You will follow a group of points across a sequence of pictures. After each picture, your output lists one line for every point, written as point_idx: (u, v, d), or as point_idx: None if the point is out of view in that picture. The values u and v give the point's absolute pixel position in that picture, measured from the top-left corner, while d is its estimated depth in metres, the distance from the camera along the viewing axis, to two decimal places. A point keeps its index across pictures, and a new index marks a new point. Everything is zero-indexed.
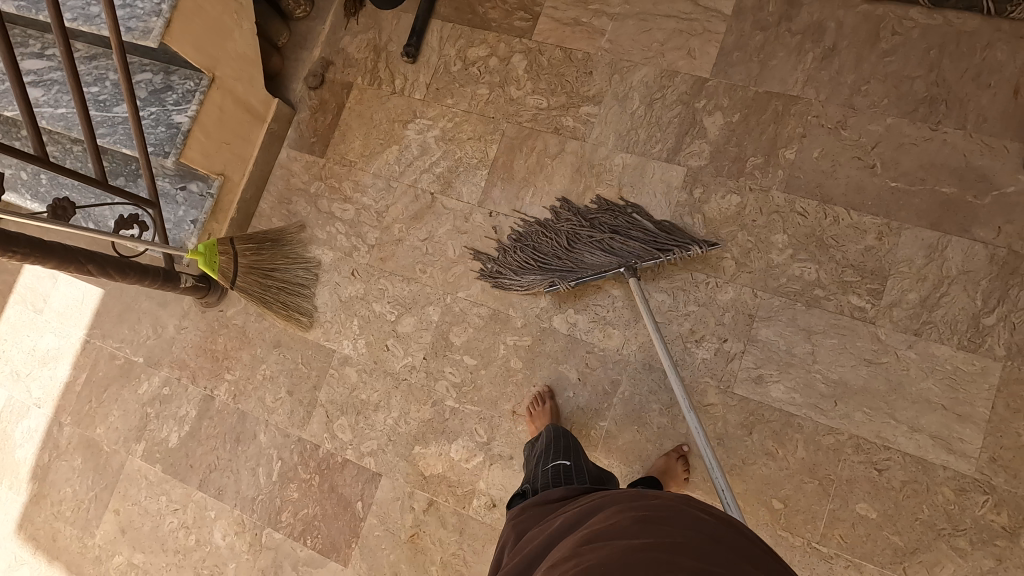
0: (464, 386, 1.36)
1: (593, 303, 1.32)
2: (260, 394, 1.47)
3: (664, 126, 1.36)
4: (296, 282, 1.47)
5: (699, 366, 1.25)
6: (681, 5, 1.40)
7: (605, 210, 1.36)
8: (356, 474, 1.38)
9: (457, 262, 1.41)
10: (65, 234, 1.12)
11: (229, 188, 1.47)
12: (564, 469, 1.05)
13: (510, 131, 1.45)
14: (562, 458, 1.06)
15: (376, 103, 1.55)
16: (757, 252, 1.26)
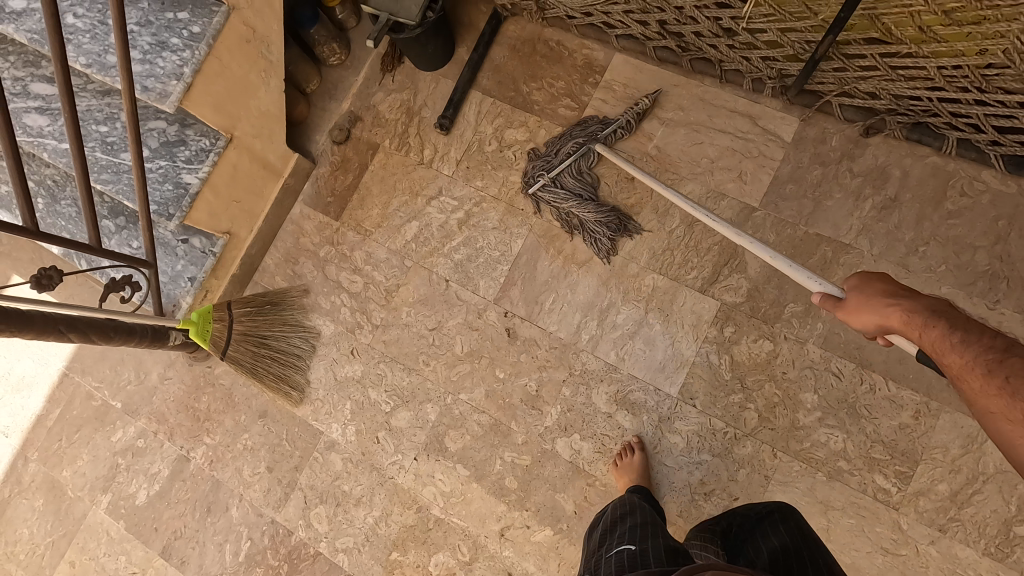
0: (453, 496, 1.28)
1: (601, 432, 1.25)
2: (238, 466, 1.39)
3: (703, 252, 1.28)
4: (290, 352, 1.38)
5: (703, 522, 1.18)
6: (738, 122, 1.32)
7: (627, 332, 1.28)
8: (327, 570, 1.30)
9: (463, 360, 1.33)
10: (50, 312, 1.01)
11: (233, 246, 1.37)
12: (629, 552, 0.89)
13: (538, 227, 1.36)
14: (627, 542, 0.92)
15: (401, 171, 1.46)
16: (783, 408, 1.19)
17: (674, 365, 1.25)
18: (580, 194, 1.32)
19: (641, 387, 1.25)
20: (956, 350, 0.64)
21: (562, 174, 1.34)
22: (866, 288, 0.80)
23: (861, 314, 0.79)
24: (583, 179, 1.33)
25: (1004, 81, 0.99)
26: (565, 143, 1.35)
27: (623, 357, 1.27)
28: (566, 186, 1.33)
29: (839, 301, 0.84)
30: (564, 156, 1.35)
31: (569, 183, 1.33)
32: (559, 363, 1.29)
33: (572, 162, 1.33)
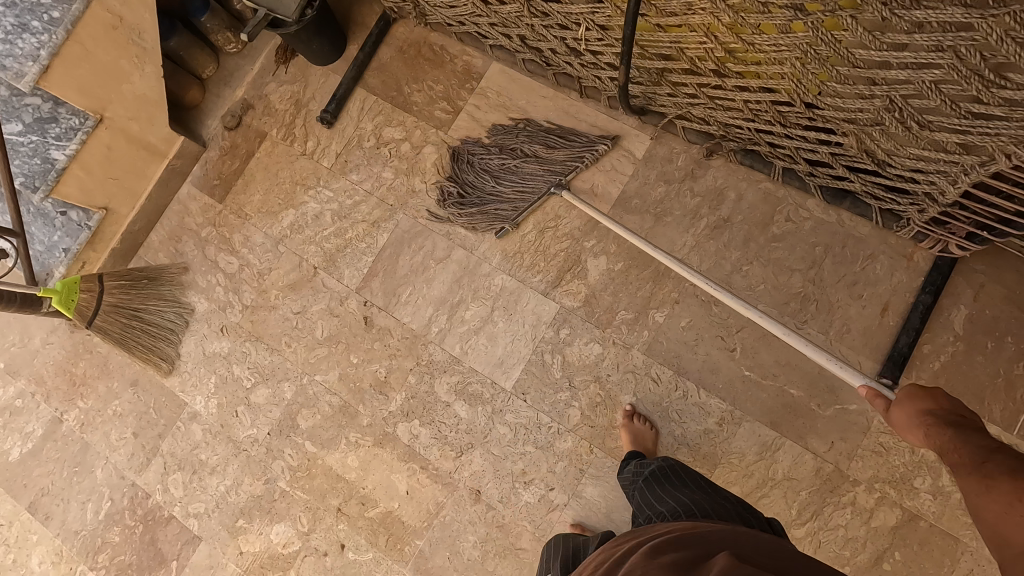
0: (299, 470, 1.36)
1: (439, 420, 1.33)
2: (107, 430, 1.47)
3: (550, 257, 1.36)
4: (162, 326, 1.45)
5: (521, 508, 1.26)
6: (597, 136, 1.38)
7: (473, 327, 1.36)
8: (178, 533, 1.38)
9: (322, 344, 1.41)
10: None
11: (112, 221, 1.43)
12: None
13: (404, 223, 1.44)
14: None
15: (284, 160, 1.52)
16: (604, 408, 1.27)
17: (511, 361, 1.33)
18: (487, 174, 1.40)
19: (479, 379, 1.33)
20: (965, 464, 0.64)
21: (502, 155, 1.40)
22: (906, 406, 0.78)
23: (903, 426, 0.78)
24: (521, 174, 1.38)
25: (796, 117, 1.06)
26: (534, 142, 1.39)
27: (466, 351, 1.35)
28: (478, 161, 1.41)
29: (889, 417, 0.81)
30: (517, 148, 1.40)
31: (524, 171, 1.38)
32: (408, 353, 1.37)
33: (520, 156, 1.39)
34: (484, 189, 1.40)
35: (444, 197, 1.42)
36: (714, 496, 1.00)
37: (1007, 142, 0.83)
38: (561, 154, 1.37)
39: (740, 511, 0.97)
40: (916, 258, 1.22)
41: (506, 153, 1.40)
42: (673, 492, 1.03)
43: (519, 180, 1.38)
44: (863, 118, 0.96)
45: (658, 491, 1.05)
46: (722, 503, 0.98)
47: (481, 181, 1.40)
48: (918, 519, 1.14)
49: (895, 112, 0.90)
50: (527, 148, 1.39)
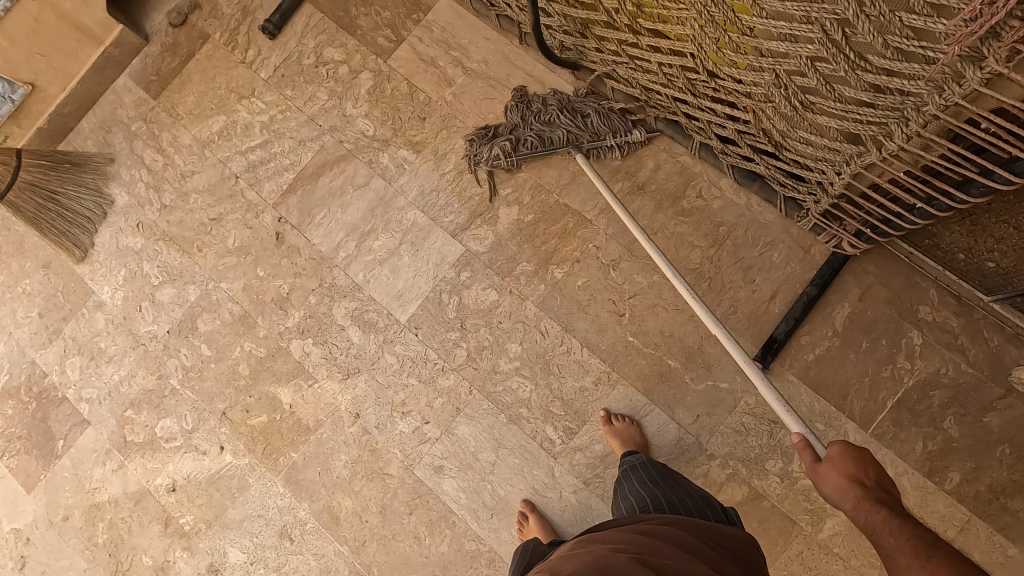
0: (192, 370, 1.39)
1: (332, 342, 1.35)
2: (14, 306, 1.49)
3: (464, 199, 1.36)
4: (78, 213, 1.46)
5: (395, 436, 1.30)
6: (530, 85, 1.37)
7: (378, 257, 1.37)
8: (69, 414, 1.42)
9: (232, 253, 1.42)
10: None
11: (39, 99, 1.41)
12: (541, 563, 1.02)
13: (330, 146, 1.43)
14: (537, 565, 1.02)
15: (222, 66, 1.51)
16: (488, 353, 1.30)
17: (410, 296, 1.34)
18: (534, 123, 1.32)
19: (376, 309, 1.35)
20: (903, 552, 0.70)
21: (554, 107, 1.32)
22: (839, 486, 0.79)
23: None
24: (562, 127, 1.31)
25: (703, 86, 1.06)
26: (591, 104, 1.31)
27: (368, 280, 1.37)
28: (533, 109, 1.33)
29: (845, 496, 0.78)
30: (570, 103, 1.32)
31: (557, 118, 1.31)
32: (312, 274, 1.38)
33: (567, 108, 1.31)
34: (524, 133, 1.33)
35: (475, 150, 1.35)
36: (677, 488, 1.01)
37: (877, 131, 0.84)
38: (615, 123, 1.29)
39: (698, 502, 0.98)
40: (813, 252, 1.23)
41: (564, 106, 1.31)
42: (638, 485, 1.03)
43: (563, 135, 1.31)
44: (758, 94, 0.96)
45: (627, 482, 1.06)
46: (684, 500, 0.98)
47: (525, 127, 1.33)
48: (761, 499, 1.18)
49: (782, 88, 0.90)
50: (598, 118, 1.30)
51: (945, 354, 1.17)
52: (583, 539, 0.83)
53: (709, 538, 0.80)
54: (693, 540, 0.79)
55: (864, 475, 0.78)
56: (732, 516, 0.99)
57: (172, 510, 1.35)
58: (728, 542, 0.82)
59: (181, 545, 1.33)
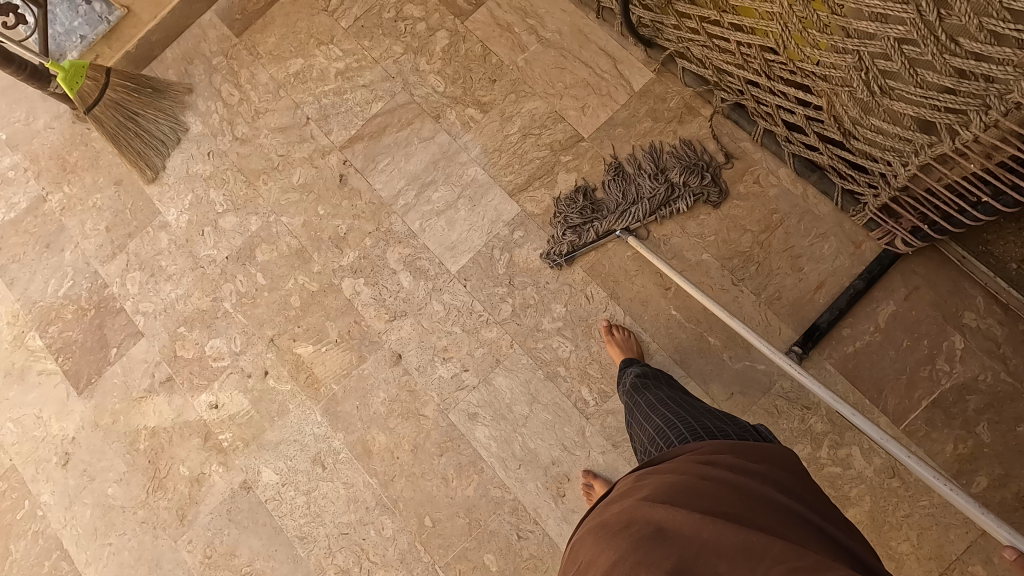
0: (246, 296, 1.45)
1: (383, 284, 1.40)
2: (84, 217, 1.56)
3: (525, 161, 1.40)
4: (155, 135, 1.52)
5: (433, 380, 1.34)
6: (602, 60, 1.41)
7: (436, 208, 1.41)
8: (125, 324, 1.49)
9: (295, 190, 1.48)
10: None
11: (131, 23, 1.53)
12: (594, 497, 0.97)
13: (400, 98, 1.48)
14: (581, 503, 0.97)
15: (305, 12, 1.57)
16: (532, 311, 1.34)
17: (462, 248, 1.39)
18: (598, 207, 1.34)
19: (428, 257, 1.40)
20: None
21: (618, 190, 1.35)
22: None
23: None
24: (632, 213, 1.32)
25: (780, 69, 1.09)
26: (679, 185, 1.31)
27: (423, 228, 1.41)
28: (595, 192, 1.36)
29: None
30: (640, 185, 1.33)
31: (615, 199, 1.34)
32: (370, 217, 1.43)
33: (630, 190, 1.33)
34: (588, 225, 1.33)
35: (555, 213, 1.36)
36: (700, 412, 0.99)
37: (954, 119, 0.88)
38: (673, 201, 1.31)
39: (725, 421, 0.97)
40: (863, 248, 1.25)
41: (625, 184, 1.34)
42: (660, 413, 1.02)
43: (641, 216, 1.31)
44: (835, 77, 0.99)
45: (647, 411, 1.05)
46: (711, 420, 0.96)
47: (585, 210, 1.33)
48: None
49: (862, 72, 0.93)
50: (657, 195, 1.31)
51: (985, 361, 1.18)
52: (639, 473, 0.86)
53: (771, 462, 0.82)
54: (748, 463, 0.80)
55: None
56: (764, 433, 0.97)
57: (213, 426, 1.40)
58: (785, 459, 0.84)
59: (218, 460, 1.39)
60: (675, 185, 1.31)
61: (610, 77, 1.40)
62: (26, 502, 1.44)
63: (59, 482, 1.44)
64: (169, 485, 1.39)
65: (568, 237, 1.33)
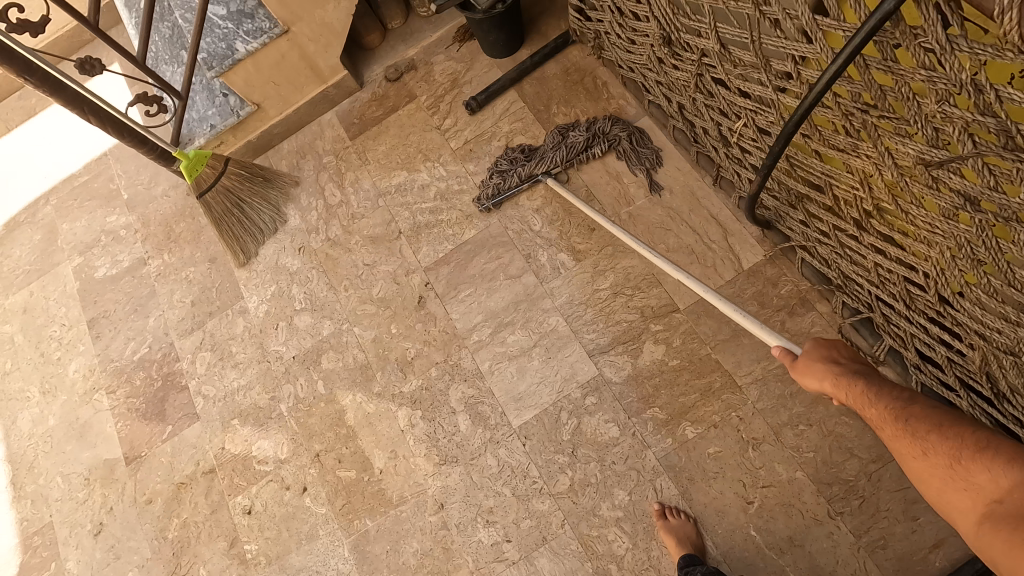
0: (304, 402, 1.42)
1: (439, 422, 1.33)
2: (174, 287, 1.61)
3: (611, 321, 1.31)
4: (255, 224, 1.57)
5: (471, 542, 1.24)
6: (712, 228, 1.32)
7: (509, 352, 1.34)
8: (185, 403, 1.50)
9: (373, 302, 1.46)
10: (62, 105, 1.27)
11: (258, 118, 1.58)
12: None
13: (493, 228, 1.45)
14: None
15: (419, 126, 1.59)
16: (592, 491, 1.21)
17: (528, 402, 1.30)
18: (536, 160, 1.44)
19: (491, 403, 1.32)
20: (887, 416, 0.79)
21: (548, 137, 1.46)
22: (813, 353, 0.93)
23: (809, 377, 0.91)
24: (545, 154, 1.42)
25: (925, 304, 0.95)
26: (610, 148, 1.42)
27: (492, 371, 1.34)
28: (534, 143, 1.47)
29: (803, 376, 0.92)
30: (568, 135, 1.43)
31: (544, 147, 1.45)
32: (440, 347, 1.38)
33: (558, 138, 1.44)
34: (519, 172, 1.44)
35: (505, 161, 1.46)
36: None
37: None
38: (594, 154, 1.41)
39: None
40: None
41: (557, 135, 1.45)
42: None
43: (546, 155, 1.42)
44: (998, 341, 0.85)
45: None
46: None
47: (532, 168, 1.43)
48: None
49: None
50: (577, 142, 1.41)
51: None
52: None
53: None
54: None
55: (837, 354, 0.91)
56: None
57: (242, 533, 1.36)
58: None
59: (237, 571, 1.33)
60: (595, 133, 1.42)
61: (718, 248, 1.30)
62: (52, 564, 1.44)
63: (86, 552, 1.43)
64: None
65: (494, 181, 1.45)
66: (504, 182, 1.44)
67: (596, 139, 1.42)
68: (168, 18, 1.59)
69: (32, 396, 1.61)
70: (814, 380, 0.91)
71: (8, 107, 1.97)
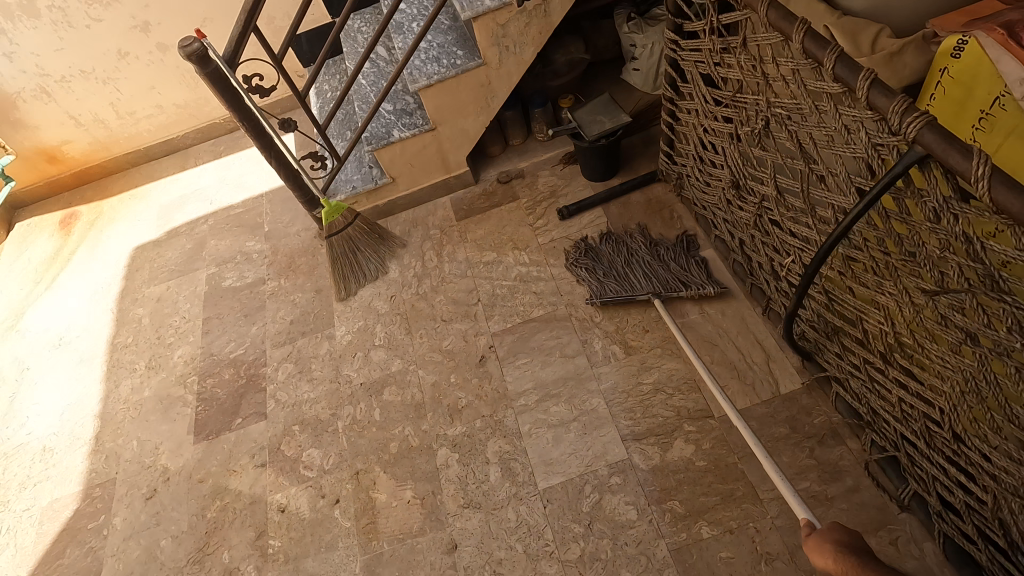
0: (358, 424, 1.58)
1: (473, 468, 1.44)
2: (281, 306, 1.90)
3: (648, 413, 1.43)
4: (362, 269, 1.86)
5: None
6: (755, 352, 1.45)
7: (549, 420, 1.47)
8: (259, 402, 1.70)
9: (440, 352, 1.66)
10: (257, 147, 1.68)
11: (390, 189, 1.94)
12: None
13: (559, 312, 1.65)
14: None
15: (515, 221, 1.89)
16: (600, 567, 1.26)
17: (557, 468, 1.40)
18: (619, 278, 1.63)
19: (522, 462, 1.42)
20: None
21: (625, 256, 1.67)
22: (823, 534, 0.92)
23: (816, 556, 0.90)
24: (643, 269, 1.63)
25: (942, 443, 1.02)
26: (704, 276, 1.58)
27: (530, 433, 1.46)
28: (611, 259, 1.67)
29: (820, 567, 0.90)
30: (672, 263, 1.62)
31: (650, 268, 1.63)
32: (489, 402, 1.53)
33: (634, 258, 1.65)
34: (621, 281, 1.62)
35: (612, 270, 1.66)
36: None
37: None
38: (669, 273, 1.60)
39: None
40: None
41: (633, 257, 1.66)
42: None
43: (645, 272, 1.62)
44: (1006, 481, 0.90)
45: None
46: None
47: (618, 284, 1.61)
48: None
49: None
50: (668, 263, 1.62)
51: None
52: None
53: None
54: None
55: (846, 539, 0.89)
56: None
57: (271, 528, 1.47)
58: None
59: (255, 562, 1.42)
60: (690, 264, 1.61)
61: (759, 370, 1.42)
62: (101, 516, 1.59)
63: (133, 512, 1.58)
64: (207, 564, 1.45)
65: (601, 285, 1.64)
66: (609, 287, 1.63)
67: (698, 273, 1.59)
68: (347, 106, 2.06)
69: (138, 369, 1.87)
70: (821, 559, 0.89)
71: (202, 148, 2.50)
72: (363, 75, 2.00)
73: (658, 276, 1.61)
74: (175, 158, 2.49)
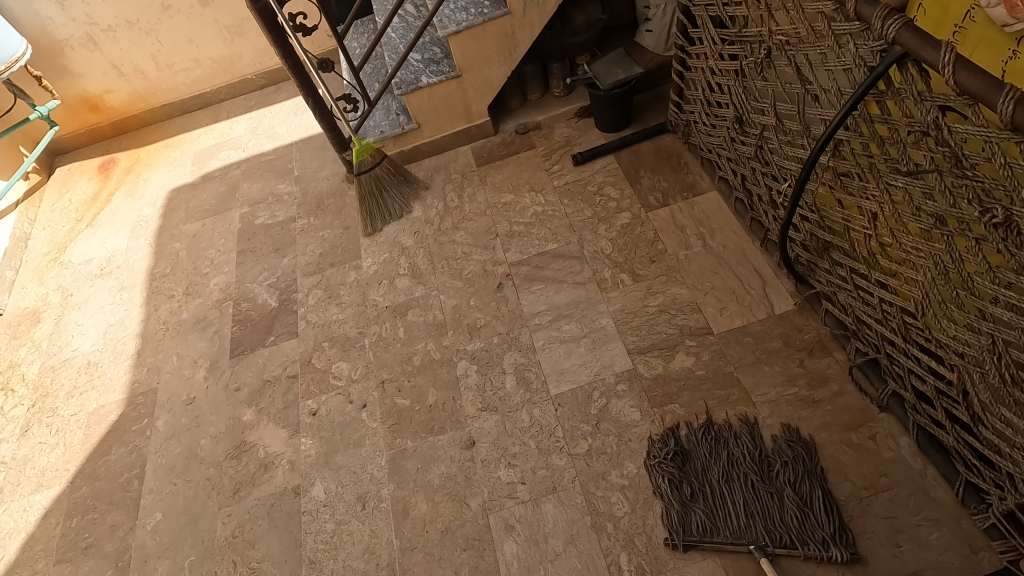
0: (384, 341, 1.71)
1: (490, 378, 1.57)
2: (311, 241, 2.03)
3: (652, 331, 1.55)
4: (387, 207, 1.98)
5: (490, 477, 1.41)
6: (753, 279, 1.57)
7: (561, 337, 1.60)
8: (290, 323, 1.83)
9: (461, 279, 1.79)
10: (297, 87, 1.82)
11: (415, 134, 2.07)
12: None
13: (572, 246, 1.78)
14: None
15: (532, 167, 2.01)
16: (605, 459, 1.38)
17: (568, 377, 1.52)
18: (715, 506, 1.26)
19: (536, 373, 1.55)
20: None
21: (716, 464, 1.32)
22: None
23: None
24: (761, 518, 1.23)
25: (917, 334, 1.15)
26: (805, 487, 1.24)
27: (543, 348, 1.59)
28: (699, 468, 1.32)
29: None
30: (773, 488, 1.26)
31: (746, 503, 1.26)
32: (506, 322, 1.66)
33: (732, 472, 1.30)
34: (723, 528, 1.23)
35: (688, 485, 1.30)
36: None
37: None
38: (786, 517, 1.22)
39: None
40: (980, 556, 1.12)
41: (732, 471, 1.30)
42: None
43: (759, 517, 1.23)
44: (969, 355, 1.03)
45: None
46: None
47: (711, 516, 1.25)
48: None
49: (995, 358, 0.96)
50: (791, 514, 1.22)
51: None
52: None
53: None
54: None
55: None
56: None
57: (303, 429, 1.60)
58: None
59: (289, 457, 1.55)
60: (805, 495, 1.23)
61: (757, 294, 1.54)
62: (144, 420, 1.73)
63: (174, 417, 1.71)
64: (244, 459, 1.58)
65: (678, 511, 1.27)
66: (698, 522, 1.25)
67: (791, 481, 1.25)
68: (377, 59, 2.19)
69: (176, 295, 2.00)
70: None
71: (234, 102, 2.63)
72: (393, 29, 2.13)
73: (767, 514, 1.24)
74: (208, 111, 2.63)
